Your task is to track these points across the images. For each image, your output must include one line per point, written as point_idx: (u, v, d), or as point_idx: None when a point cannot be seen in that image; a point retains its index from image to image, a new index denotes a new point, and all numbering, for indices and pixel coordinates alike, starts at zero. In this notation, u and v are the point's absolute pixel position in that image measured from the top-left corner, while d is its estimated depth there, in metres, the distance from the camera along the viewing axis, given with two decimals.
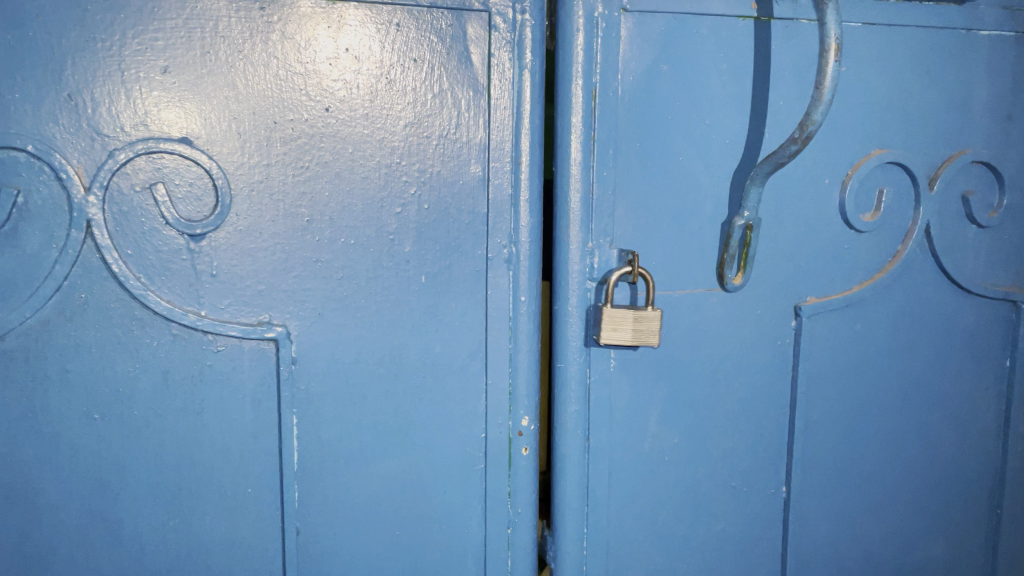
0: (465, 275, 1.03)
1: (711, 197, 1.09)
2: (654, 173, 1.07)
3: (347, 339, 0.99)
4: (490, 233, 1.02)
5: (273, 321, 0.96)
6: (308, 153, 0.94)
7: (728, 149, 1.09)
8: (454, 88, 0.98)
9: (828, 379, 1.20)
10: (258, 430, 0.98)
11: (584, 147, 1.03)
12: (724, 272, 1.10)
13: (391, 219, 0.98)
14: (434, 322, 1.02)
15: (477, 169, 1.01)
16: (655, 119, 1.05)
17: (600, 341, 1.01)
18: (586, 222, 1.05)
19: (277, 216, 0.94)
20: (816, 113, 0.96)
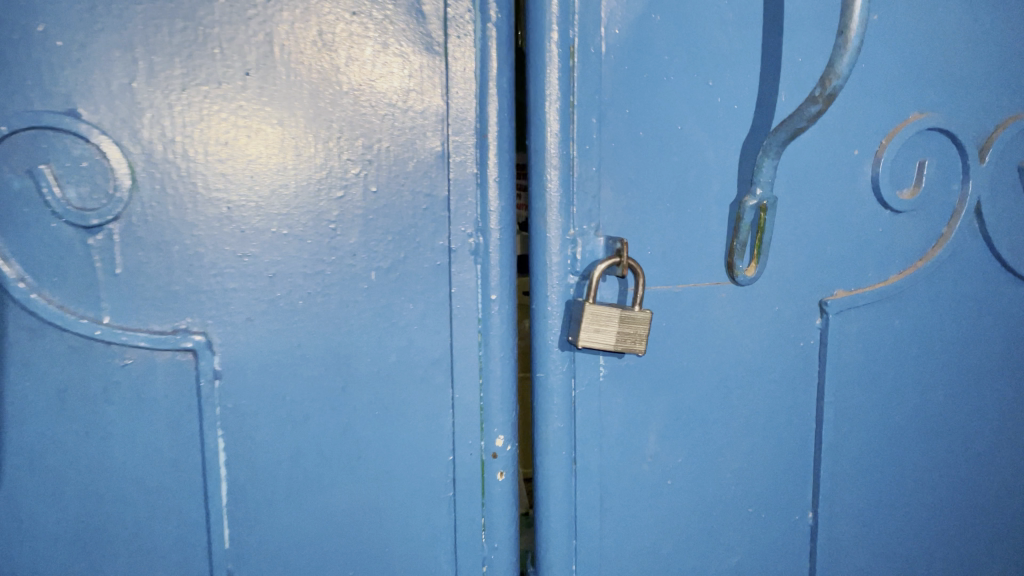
0: (423, 269, 0.87)
1: (717, 173, 0.93)
2: (646, 146, 0.90)
3: (286, 349, 0.84)
4: (452, 220, 0.87)
5: (190, 328, 0.81)
6: (227, 126, 0.79)
7: (735, 115, 0.92)
8: (402, 47, 0.83)
9: (861, 385, 1.02)
10: (178, 457, 0.83)
11: (563, 117, 0.86)
12: (735, 263, 0.92)
13: (331, 204, 0.84)
14: (387, 325, 0.87)
15: (434, 144, 0.86)
16: (648, 80, 0.88)
17: (579, 344, 0.85)
18: (566, 206, 0.88)
19: (192, 202, 0.79)
20: (841, 64, 0.79)
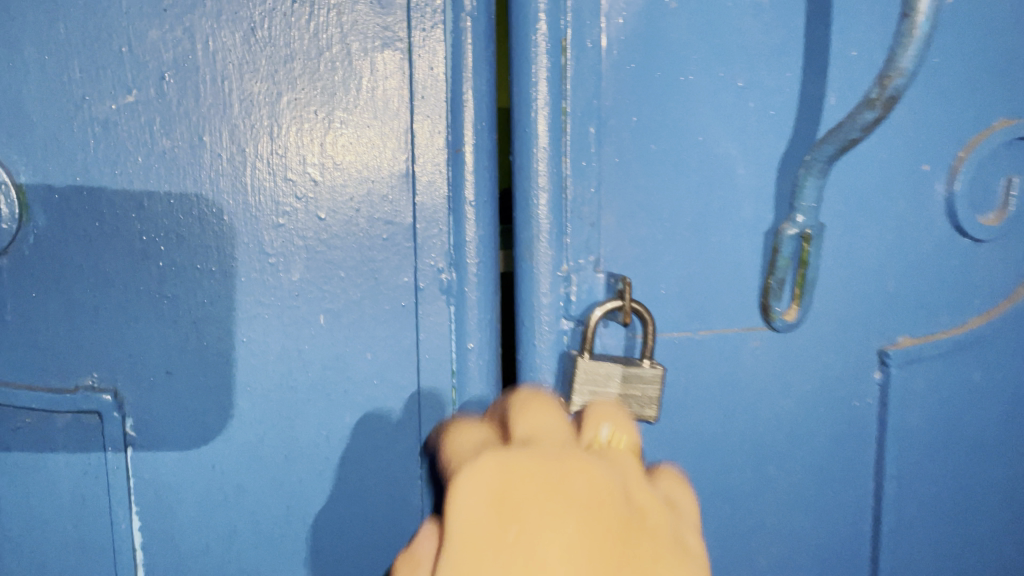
0: (383, 312, 0.72)
1: (749, 195, 0.75)
2: (659, 162, 0.73)
3: (215, 409, 0.70)
4: (418, 253, 0.72)
5: (96, 385, 0.67)
6: (140, 141, 0.66)
7: (772, 122, 0.74)
8: (355, 42, 0.68)
9: (930, 453, 0.83)
10: (85, 537, 0.69)
11: (553, 127, 0.70)
12: (771, 306, 0.75)
13: (270, 234, 0.69)
14: (340, 381, 0.72)
15: (396, 161, 0.70)
16: (661, 82, 0.71)
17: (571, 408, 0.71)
18: (557, 236, 0.72)
19: (98, 233, 0.66)
20: (903, 57, 0.60)
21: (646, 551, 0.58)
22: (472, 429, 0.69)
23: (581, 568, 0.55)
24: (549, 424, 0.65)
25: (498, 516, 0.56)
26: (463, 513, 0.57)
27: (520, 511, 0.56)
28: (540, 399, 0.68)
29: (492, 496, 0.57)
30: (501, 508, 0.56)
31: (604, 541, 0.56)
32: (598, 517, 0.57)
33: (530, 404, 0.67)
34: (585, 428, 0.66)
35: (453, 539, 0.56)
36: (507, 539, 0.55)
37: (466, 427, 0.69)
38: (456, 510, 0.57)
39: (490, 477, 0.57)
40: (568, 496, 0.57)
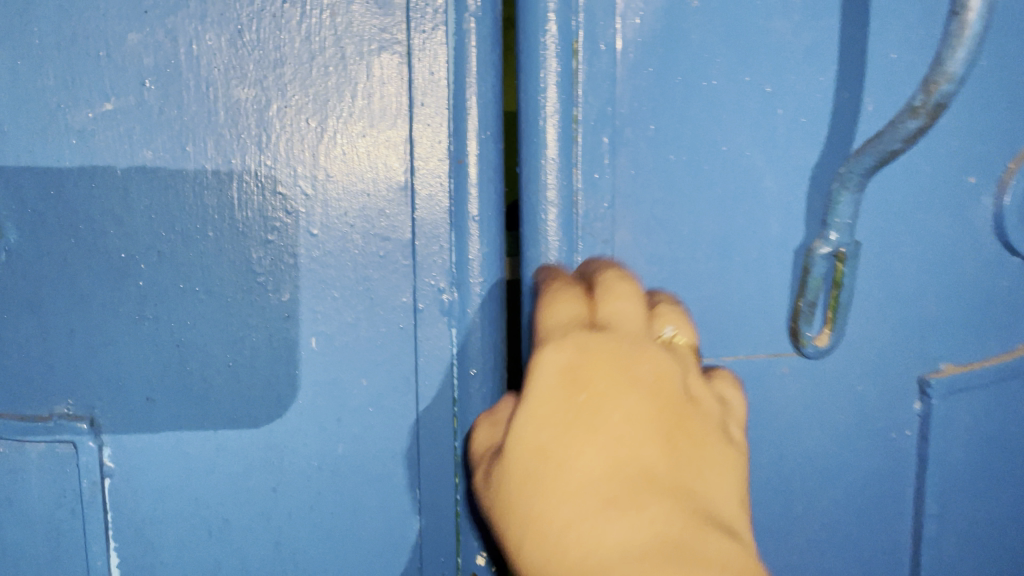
0: (379, 335, 0.67)
1: (778, 210, 0.69)
2: (679, 173, 0.67)
3: (198, 437, 0.66)
4: (418, 272, 0.66)
5: (71, 413, 0.63)
6: (118, 151, 0.61)
7: (803, 131, 0.68)
8: (350, 45, 0.63)
9: (973, 488, 0.77)
10: (62, 570, 0.66)
11: (563, 136, 0.65)
12: (801, 331, 0.68)
13: (258, 252, 0.64)
14: (333, 408, 0.67)
15: (394, 173, 0.65)
16: (681, 86, 0.66)
17: None
18: (568, 254, 0.67)
19: (75, 250, 0.62)
20: (952, 60, 0.53)
21: (703, 430, 0.57)
22: (565, 299, 0.60)
23: (645, 435, 0.55)
24: (628, 312, 0.60)
25: (571, 384, 0.56)
26: (540, 384, 0.56)
27: (590, 387, 0.56)
28: (623, 282, 0.61)
29: (569, 372, 0.56)
30: (573, 382, 0.56)
31: (667, 417, 0.56)
32: (660, 404, 0.56)
33: (614, 286, 0.61)
34: (658, 322, 0.62)
35: (529, 398, 0.56)
36: (580, 396, 0.56)
37: (556, 294, 0.61)
38: (535, 382, 0.56)
39: (571, 354, 0.57)
40: (639, 379, 0.56)
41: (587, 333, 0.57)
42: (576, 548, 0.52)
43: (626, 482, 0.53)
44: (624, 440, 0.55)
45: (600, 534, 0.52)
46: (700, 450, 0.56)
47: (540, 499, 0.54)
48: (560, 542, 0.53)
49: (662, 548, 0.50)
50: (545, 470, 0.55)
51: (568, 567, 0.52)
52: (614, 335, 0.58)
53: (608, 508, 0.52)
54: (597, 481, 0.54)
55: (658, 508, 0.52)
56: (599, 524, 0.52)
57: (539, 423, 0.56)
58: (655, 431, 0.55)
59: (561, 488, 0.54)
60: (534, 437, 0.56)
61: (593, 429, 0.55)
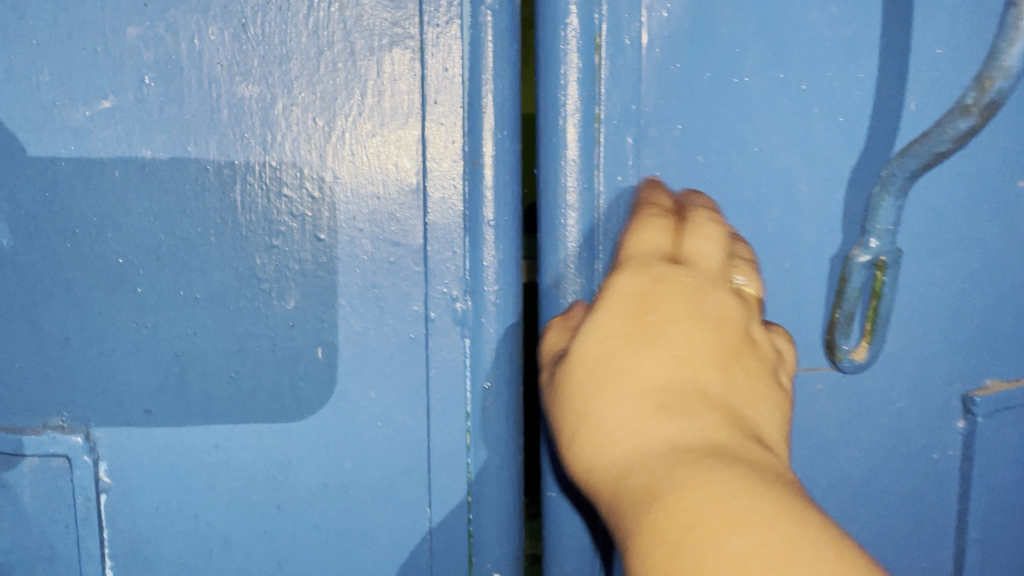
0: (389, 345, 0.63)
1: (813, 215, 0.64)
2: (708, 176, 0.63)
3: (199, 450, 0.63)
4: (430, 279, 0.63)
5: (67, 426, 0.61)
6: (116, 151, 0.59)
7: (841, 132, 0.64)
8: (361, 40, 0.59)
9: (1018, 511, 0.72)
10: None
11: (584, 137, 0.61)
12: (838, 345, 0.64)
13: (262, 257, 0.61)
14: (340, 421, 0.64)
15: (405, 174, 0.62)
16: (711, 84, 0.61)
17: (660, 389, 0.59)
18: (588, 260, 0.63)
19: (71, 255, 0.59)
20: (1011, 52, 0.50)
21: (756, 366, 0.55)
22: (654, 226, 0.57)
23: (705, 362, 0.53)
24: (708, 252, 0.56)
25: (638, 302, 0.54)
26: (611, 302, 0.54)
27: (658, 310, 0.53)
28: (715, 224, 0.57)
29: (639, 295, 0.54)
30: (640, 304, 0.54)
31: (726, 347, 0.54)
32: (720, 335, 0.54)
33: (705, 225, 0.57)
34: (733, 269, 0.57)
35: (596, 313, 0.54)
36: (647, 315, 0.53)
37: (647, 222, 0.57)
38: (605, 301, 0.54)
39: (643, 280, 0.54)
40: (705, 309, 0.54)
41: (661, 265, 0.55)
42: (624, 445, 0.49)
43: (682, 391, 0.51)
44: (684, 361, 0.52)
45: (650, 432, 0.49)
46: (750, 381, 0.54)
47: (593, 397, 0.52)
48: (608, 438, 0.50)
49: (710, 449, 0.47)
50: (601, 368, 0.52)
51: (615, 463, 0.49)
52: (687, 271, 0.55)
53: (661, 410, 0.50)
54: (653, 386, 0.51)
55: (707, 418, 0.50)
56: (650, 423, 0.49)
57: (600, 336, 0.54)
58: (713, 353, 0.53)
59: (615, 388, 0.51)
60: (596, 345, 0.53)
61: (655, 342, 0.52)
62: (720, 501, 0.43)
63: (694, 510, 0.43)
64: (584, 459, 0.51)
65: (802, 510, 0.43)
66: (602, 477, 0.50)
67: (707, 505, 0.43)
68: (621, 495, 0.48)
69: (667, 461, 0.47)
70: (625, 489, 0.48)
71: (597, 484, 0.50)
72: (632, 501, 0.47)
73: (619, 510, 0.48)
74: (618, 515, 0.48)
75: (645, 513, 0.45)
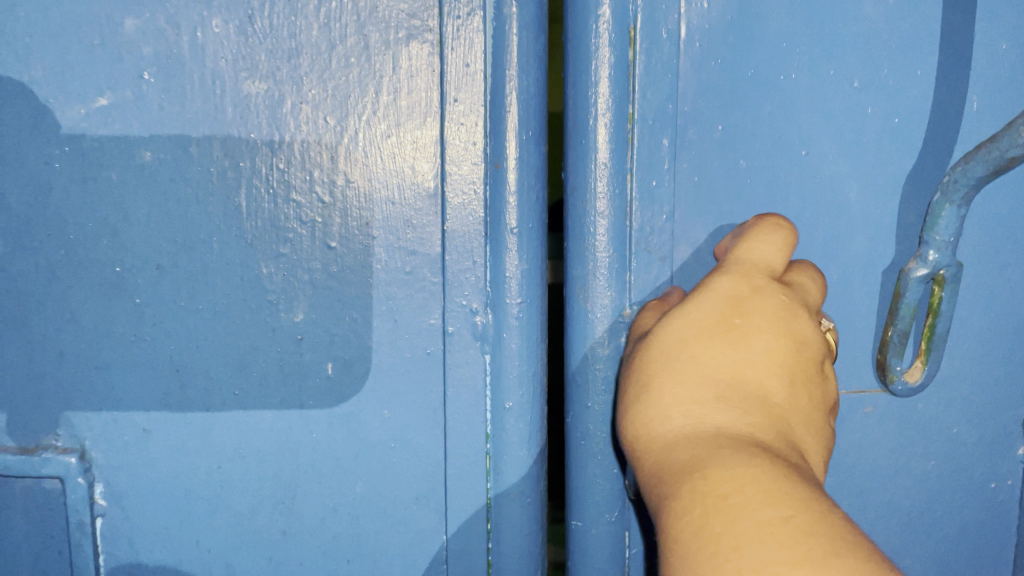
0: (403, 361, 0.59)
1: (864, 225, 0.59)
2: (750, 182, 0.58)
3: (200, 471, 0.59)
4: (448, 290, 0.58)
5: (60, 445, 0.58)
6: (113, 153, 0.55)
7: (896, 134, 0.58)
8: (376, 33, 0.55)
9: None
10: None
11: (617, 138, 0.56)
12: (890, 366, 0.59)
13: (268, 266, 0.57)
14: (350, 442, 0.59)
15: (422, 178, 0.57)
16: (754, 82, 0.56)
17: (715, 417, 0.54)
18: (619, 272, 0.58)
19: (67, 264, 0.56)
20: None
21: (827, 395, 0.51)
22: (767, 237, 0.53)
23: (777, 374, 0.49)
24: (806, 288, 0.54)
25: (732, 298, 0.50)
26: (703, 294, 0.51)
27: (748, 313, 0.50)
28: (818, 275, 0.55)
29: (732, 296, 0.50)
30: (732, 303, 0.50)
31: (806, 367, 0.50)
32: (802, 356, 0.50)
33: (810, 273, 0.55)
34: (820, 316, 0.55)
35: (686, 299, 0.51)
36: (736, 314, 0.50)
37: (763, 232, 0.53)
38: (697, 292, 0.51)
39: (743, 286, 0.51)
40: (796, 326, 0.50)
41: (763, 279, 0.51)
42: (677, 422, 0.47)
43: (750, 393, 0.48)
44: (758, 367, 0.49)
45: (708, 418, 0.46)
46: (818, 408, 0.50)
47: (654, 374, 0.49)
48: (663, 413, 0.47)
49: (764, 447, 0.44)
50: (672, 346, 0.49)
51: (662, 436, 0.47)
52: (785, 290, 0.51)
53: (725, 403, 0.47)
54: (722, 379, 0.48)
55: (763, 422, 0.46)
56: (710, 410, 0.46)
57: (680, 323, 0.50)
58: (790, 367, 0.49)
59: (682, 369, 0.48)
60: (674, 325, 0.50)
61: (736, 340, 0.49)
62: (763, 483, 0.40)
63: (734, 484, 0.40)
64: (632, 428, 0.49)
65: (841, 517, 0.40)
66: (646, 449, 0.47)
67: (749, 485, 0.40)
68: (661, 463, 0.45)
69: (716, 445, 0.44)
70: (661, 461, 0.45)
71: (637, 455, 0.48)
72: (671, 470, 0.44)
73: (654, 478, 0.45)
74: (652, 484, 0.45)
75: (683, 479, 0.42)
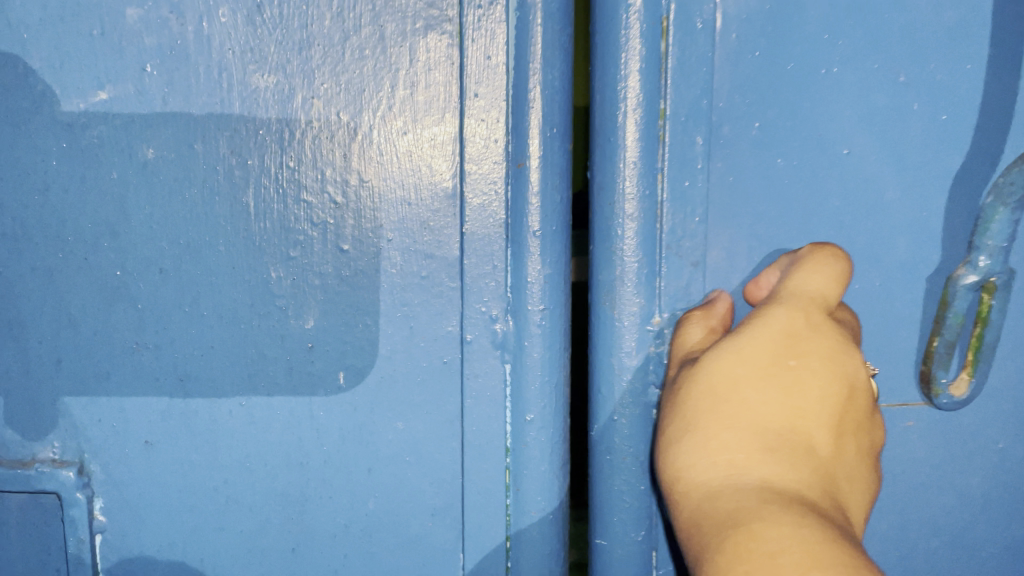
0: (419, 370, 0.56)
1: (910, 229, 0.55)
2: (788, 182, 0.54)
3: (205, 485, 0.56)
4: (466, 296, 0.55)
5: (58, 458, 0.55)
6: (113, 149, 0.52)
7: (943, 132, 0.54)
8: (392, 24, 0.52)
9: None
10: None
11: (647, 135, 0.53)
12: (936, 378, 0.56)
13: (278, 270, 0.54)
14: (362, 456, 0.56)
15: (440, 178, 0.54)
16: (793, 75, 0.53)
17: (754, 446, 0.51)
18: (648, 278, 0.55)
19: (64, 267, 0.53)
20: None
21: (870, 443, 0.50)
22: (823, 267, 0.50)
23: (824, 423, 0.48)
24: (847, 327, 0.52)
25: (786, 339, 0.49)
26: (757, 331, 0.49)
27: (803, 355, 0.48)
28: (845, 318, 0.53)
29: (785, 336, 0.49)
30: (787, 341, 0.49)
31: (852, 415, 0.49)
32: (849, 405, 0.49)
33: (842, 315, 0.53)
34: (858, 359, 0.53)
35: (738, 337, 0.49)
36: (790, 356, 0.48)
37: (818, 261, 0.51)
38: (750, 329, 0.50)
39: (799, 322, 0.49)
40: (848, 372, 0.49)
41: (819, 316, 0.50)
42: (721, 469, 0.45)
43: (798, 443, 0.46)
44: (806, 415, 0.47)
45: (754, 467, 0.45)
46: (860, 458, 0.49)
47: (700, 417, 0.48)
48: (707, 457, 0.46)
49: (810, 504, 0.43)
50: (722, 387, 0.48)
51: (704, 484, 0.45)
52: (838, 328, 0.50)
53: (773, 454, 0.45)
54: (771, 427, 0.46)
55: (810, 476, 0.45)
56: (756, 459, 0.45)
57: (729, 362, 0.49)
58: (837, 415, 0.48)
59: (729, 412, 0.47)
60: (725, 364, 0.48)
61: (787, 385, 0.48)
62: (814, 548, 0.39)
63: (783, 545, 0.40)
64: (672, 469, 0.47)
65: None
66: (687, 494, 0.46)
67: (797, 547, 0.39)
68: (705, 515, 0.44)
69: (762, 500, 0.43)
70: (706, 514, 0.44)
71: (677, 501, 0.46)
72: (715, 522, 0.43)
73: (695, 529, 0.44)
74: (694, 533, 0.44)
75: (729, 534, 0.41)
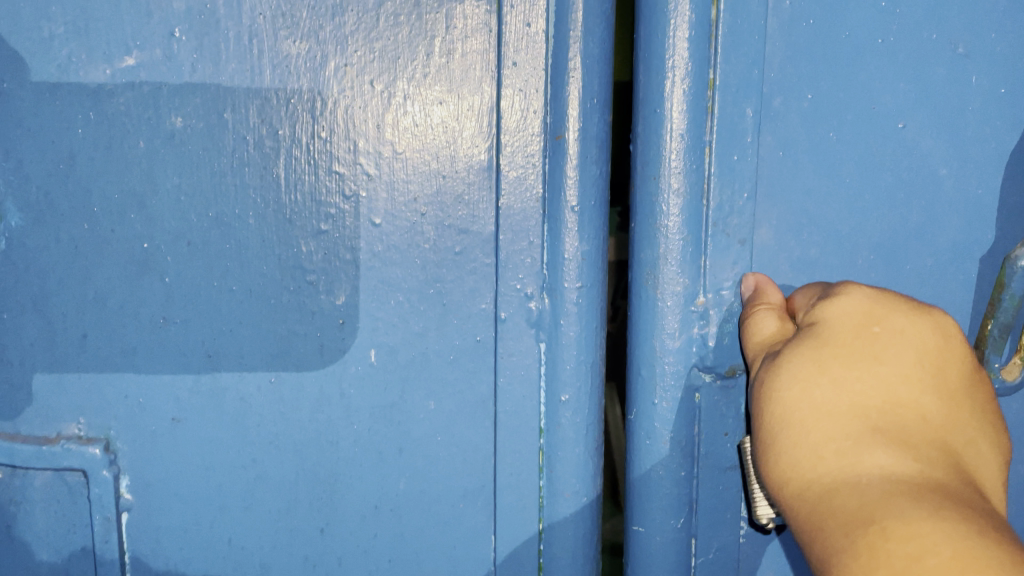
0: (452, 349, 0.54)
1: (965, 208, 0.53)
2: (838, 158, 0.52)
3: (233, 464, 0.55)
4: (502, 273, 0.53)
5: (83, 435, 0.54)
6: (139, 118, 0.50)
7: (1003, 107, 0.52)
8: None
9: None
10: None
11: (692, 107, 0.51)
12: (988, 362, 0.53)
13: (307, 244, 0.52)
14: (392, 436, 0.55)
15: (476, 151, 0.52)
16: (847, 46, 0.51)
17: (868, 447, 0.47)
18: (693, 256, 0.53)
19: (90, 239, 0.52)
20: None
21: (982, 407, 0.47)
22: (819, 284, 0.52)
23: (924, 391, 0.46)
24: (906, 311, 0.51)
25: (863, 312, 0.47)
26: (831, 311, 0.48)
27: (884, 321, 0.47)
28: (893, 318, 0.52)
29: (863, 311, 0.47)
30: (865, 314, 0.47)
31: (952, 378, 0.47)
32: (947, 369, 0.47)
33: None
34: None
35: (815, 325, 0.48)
36: (873, 324, 0.47)
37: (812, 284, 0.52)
38: (825, 314, 0.48)
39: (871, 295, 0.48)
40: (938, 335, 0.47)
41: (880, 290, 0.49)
42: (831, 462, 0.43)
43: (903, 419, 0.45)
44: (904, 387, 0.45)
45: (867, 455, 0.43)
46: (977, 423, 0.47)
47: (797, 410, 0.46)
48: (812, 451, 0.44)
49: (937, 486, 0.41)
50: (810, 372, 0.46)
51: (817, 478, 0.44)
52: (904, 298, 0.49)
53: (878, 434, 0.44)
54: (871, 406, 0.45)
55: (925, 452, 0.43)
56: (863, 445, 0.43)
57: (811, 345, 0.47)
58: (936, 378, 0.46)
59: (824, 400, 0.45)
60: (808, 348, 0.47)
61: (876, 358, 0.46)
62: (956, 537, 0.37)
63: (922, 541, 0.37)
64: (780, 472, 0.46)
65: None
66: (801, 494, 0.44)
67: (938, 538, 0.37)
68: (824, 513, 0.42)
69: (886, 488, 0.41)
70: (825, 514, 0.42)
71: (792, 504, 0.44)
72: (842, 521, 0.41)
73: (818, 530, 0.42)
74: (819, 537, 0.42)
75: (862, 533, 0.39)
